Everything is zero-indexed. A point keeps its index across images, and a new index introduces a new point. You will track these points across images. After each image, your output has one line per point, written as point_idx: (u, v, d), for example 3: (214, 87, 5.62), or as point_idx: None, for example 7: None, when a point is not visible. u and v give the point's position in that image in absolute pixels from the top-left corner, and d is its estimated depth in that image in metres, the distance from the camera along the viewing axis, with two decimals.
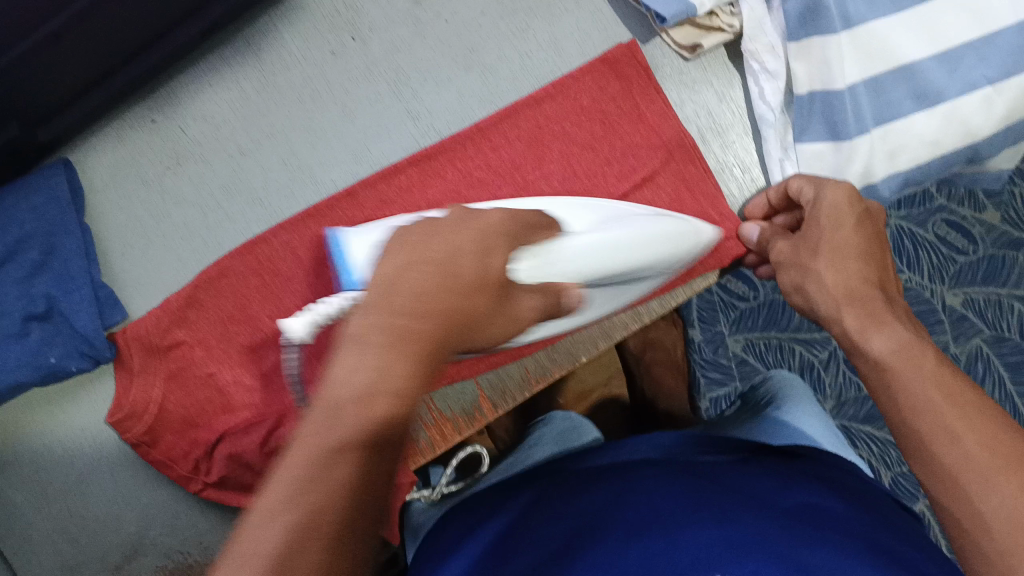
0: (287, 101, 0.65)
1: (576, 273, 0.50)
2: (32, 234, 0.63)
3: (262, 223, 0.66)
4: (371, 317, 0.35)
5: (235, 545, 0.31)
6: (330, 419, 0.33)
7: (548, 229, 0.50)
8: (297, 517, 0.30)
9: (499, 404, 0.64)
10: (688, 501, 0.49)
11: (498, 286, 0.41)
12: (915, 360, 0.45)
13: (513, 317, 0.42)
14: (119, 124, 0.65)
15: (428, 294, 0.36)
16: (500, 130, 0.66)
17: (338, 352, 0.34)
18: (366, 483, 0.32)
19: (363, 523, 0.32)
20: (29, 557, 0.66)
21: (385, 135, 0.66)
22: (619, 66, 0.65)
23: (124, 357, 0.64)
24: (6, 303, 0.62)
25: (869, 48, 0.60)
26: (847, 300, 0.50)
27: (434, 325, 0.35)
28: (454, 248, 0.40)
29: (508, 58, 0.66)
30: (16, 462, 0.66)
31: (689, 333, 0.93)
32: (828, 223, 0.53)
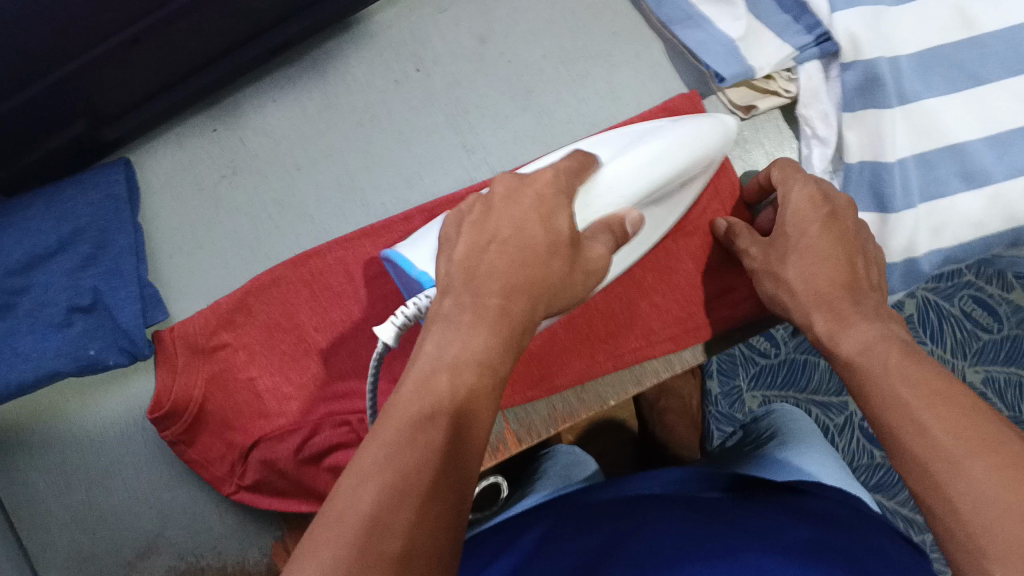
0: (347, 122, 0.68)
1: (621, 205, 0.50)
2: (86, 228, 0.65)
3: (310, 237, 0.67)
4: (461, 300, 0.42)
5: (327, 507, 0.32)
6: (419, 390, 0.37)
7: (590, 167, 0.50)
8: (393, 471, 0.32)
9: (524, 438, 0.64)
10: (693, 543, 0.48)
11: (569, 245, 0.45)
12: (879, 356, 0.43)
13: (588, 270, 0.46)
14: (181, 130, 0.68)
15: (510, 270, 0.42)
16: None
17: (428, 333, 0.41)
18: (451, 446, 0.34)
19: (460, 477, 0.34)
20: (44, 544, 0.66)
21: (438, 166, 0.67)
22: (680, 114, 0.64)
23: (167, 356, 0.64)
24: (53, 293, 0.63)
25: (922, 124, 0.61)
26: (816, 304, 0.50)
27: (522, 302, 0.42)
28: (521, 216, 0.44)
29: (566, 100, 0.67)
30: (43, 446, 0.67)
31: (707, 384, 0.94)
32: (796, 230, 0.54)
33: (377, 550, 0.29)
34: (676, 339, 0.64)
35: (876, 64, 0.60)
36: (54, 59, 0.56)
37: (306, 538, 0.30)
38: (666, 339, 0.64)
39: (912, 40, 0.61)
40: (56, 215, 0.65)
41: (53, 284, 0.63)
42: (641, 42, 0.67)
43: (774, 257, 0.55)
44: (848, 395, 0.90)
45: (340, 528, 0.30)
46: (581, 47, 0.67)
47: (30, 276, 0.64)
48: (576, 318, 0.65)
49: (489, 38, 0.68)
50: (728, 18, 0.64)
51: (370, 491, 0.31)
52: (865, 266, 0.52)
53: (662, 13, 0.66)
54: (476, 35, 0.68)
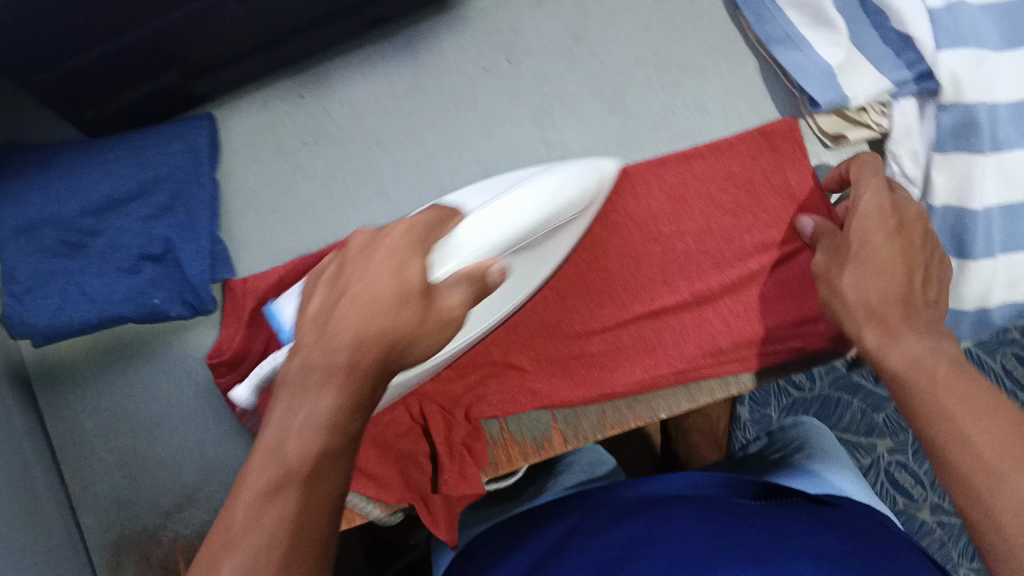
0: (430, 104, 0.68)
1: (488, 254, 0.48)
2: (166, 179, 0.65)
3: (383, 214, 0.67)
4: (311, 360, 0.41)
5: (245, 474, 0.37)
6: (275, 450, 0.37)
7: (449, 223, 0.48)
8: (277, 463, 0.37)
9: (569, 440, 0.64)
10: (722, 543, 0.49)
11: (422, 293, 0.44)
12: (923, 371, 0.44)
13: (442, 318, 0.45)
14: (268, 92, 0.69)
15: (359, 323, 0.42)
16: (643, 177, 0.66)
17: (280, 396, 0.40)
18: (318, 473, 0.37)
19: (324, 501, 0.37)
20: (85, 483, 0.68)
21: (518, 160, 0.67)
22: (776, 140, 0.65)
23: (239, 306, 0.65)
24: (127, 238, 0.64)
25: (1013, 173, 0.59)
26: (866, 317, 0.49)
27: (377, 347, 0.42)
28: (370, 271, 0.44)
29: (653, 108, 0.67)
30: (97, 386, 0.68)
31: (738, 410, 0.94)
32: (858, 238, 0.52)
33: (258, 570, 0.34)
34: (744, 360, 0.63)
35: (975, 109, 0.59)
36: (155, 8, 0.57)
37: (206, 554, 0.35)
38: (732, 359, 0.63)
39: (1012, 86, 0.58)
40: (136, 164, 0.66)
41: (128, 229, 0.65)
42: (735, 57, 0.67)
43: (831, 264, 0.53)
44: (878, 437, 0.87)
45: (231, 554, 0.34)
46: (674, 55, 0.67)
47: (106, 219, 0.65)
48: (641, 325, 0.65)
49: (583, 35, 0.68)
50: (829, 44, 0.64)
51: (252, 488, 0.36)
52: (923, 282, 0.51)
53: (762, 30, 0.65)
54: (571, 31, 0.68)
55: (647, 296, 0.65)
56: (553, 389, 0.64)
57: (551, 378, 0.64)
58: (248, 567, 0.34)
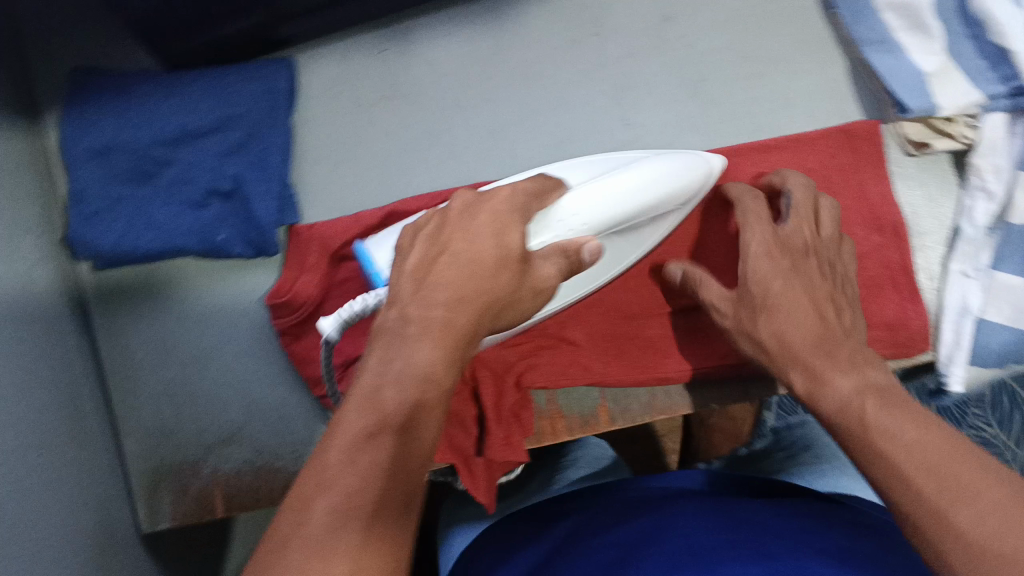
0: (512, 71, 0.67)
1: (580, 232, 0.50)
2: (243, 117, 0.66)
3: (452, 175, 0.67)
4: (408, 313, 0.43)
5: (340, 419, 0.37)
6: (366, 402, 0.38)
7: (554, 193, 0.50)
8: (379, 409, 0.38)
9: (617, 419, 0.65)
10: (729, 543, 0.48)
11: (519, 261, 0.45)
12: (855, 411, 0.44)
13: (538, 287, 0.47)
14: (351, 44, 0.69)
15: (459, 283, 0.43)
16: (721, 164, 0.65)
17: (374, 350, 0.41)
18: (402, 452, 0.37)
19: (406, 467, 0.36)
20: (131, 409, 0.69)
21: (591, 135, 0.67)
22: (857, 141, 0.64)
23: (302, 251, 0.65)
24: (198, 172, 0.65)
25: None
26: (793, 363, 0.49)
27: (466, 316, 0.43)
28: (472, 235, 0.46)
29: (737, 98, 0.66)
30: (152, 316, 0.69)
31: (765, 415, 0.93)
32: (758, 285, 0.53)
33: (343, 533, 0.33)
34: None
35: None
36: None
37: (284, 521, 0.34)
38: None
39: None
40: (214, 100, 0.66)
41: (200, 162, 0.65)
42: (825, 56, 0.66)
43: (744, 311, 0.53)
44: None
45: (312, 520, 0.33)
46: (763, 48, 0.67)
47: (178, 151, 0.65)
48: (701, 315, 0.64)
49: (673, 18, 0.67)
50: (925, 50, 0.62)
51: (343, 436, 0.36)
52: (842, 320, 0.51)
53: (856, 31, 0.64)
54: (661, 13, 0.67)
55: None
56: (607, 368, 0.64)
57: (605, 357, 0.64)
58: (346, 501, 0.34)
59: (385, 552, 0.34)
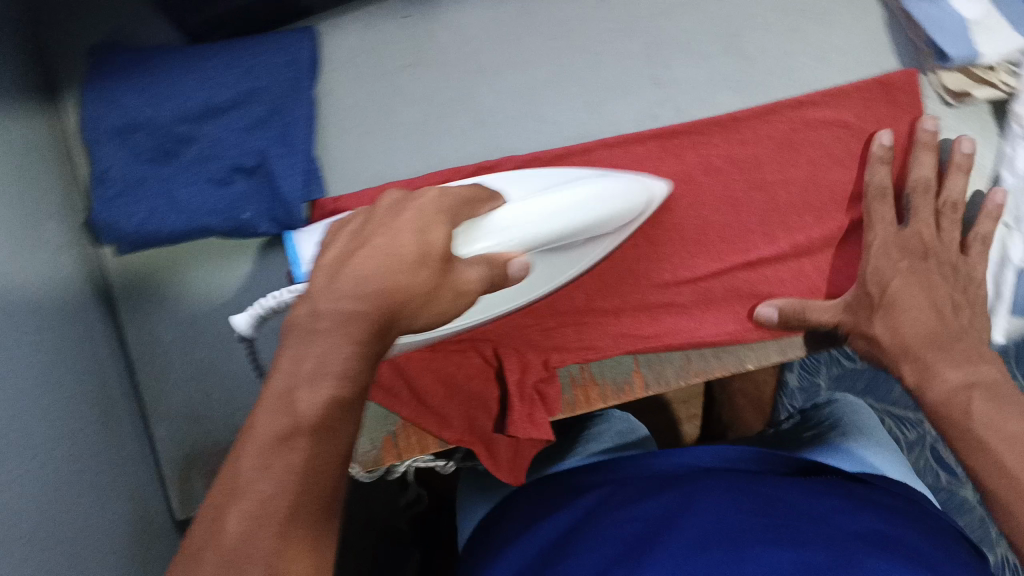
0: (540, 34, 0.66)
1: (525, 243, 0.48)
2: (265, 89, 0.64)
3: (481, 144, 0.66)
4: (318, 307, 0.40)
5: (253, 421, 0.36)
6: (281, 406, 0.35)
7: (489, 204, 0.48)
8: (291, 412, 0.35)
9: (652, 385, 0.63)
10: (764, 522, 0.49)
11: (441, 259, 0.43)
12: (965, 403, 0.52)
13: (459, 290, 0.44)
14: (372, 10, 0.67)
15: (380, 276, 0.41)
16: (751, 124, 0.63)
17: (286, 342, 0.38)
18: (318, 458, 0.35)
19: (323, 481, 0.35)
20: (159, 393, 0.68)
21: (623, 96, 0.65)
22: (896, 92, 0.63)
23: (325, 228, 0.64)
24: (223, 148, 0.63)
25: None
26: (903, 355, 0.57)
27: (375, 304, 0.40)
28: (393, 231, 0.43)
29: (771, 52, 0.64)
30: (177, 298, 0.67)
31: (785, 376, 0.91)
32: (876, 284, 0.59)
33: (246, 557, 0.31)
34: None
35: None
36: None
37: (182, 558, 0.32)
38: None
39: None
40: (236, 72, 0.64)
41: (224, 139, 0.63)
42: (861, 6, 0.65)
43: (863, 305, 0.59)
44: None
45: (205, 557, 0.32)
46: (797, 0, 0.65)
47: (200, 127, 0.63)
48: (734, 281, 0.63)
49: None
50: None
51: (258, 439, 0.35)
52: (954, 316, 0.58)
53: None
54: None
55: (738, 247, 0.63)
56: (637, 335, 0.62)
57: (634, 324, 0.63)
58: (256, 510, 0.33)
59: (309, 553, 0.33)
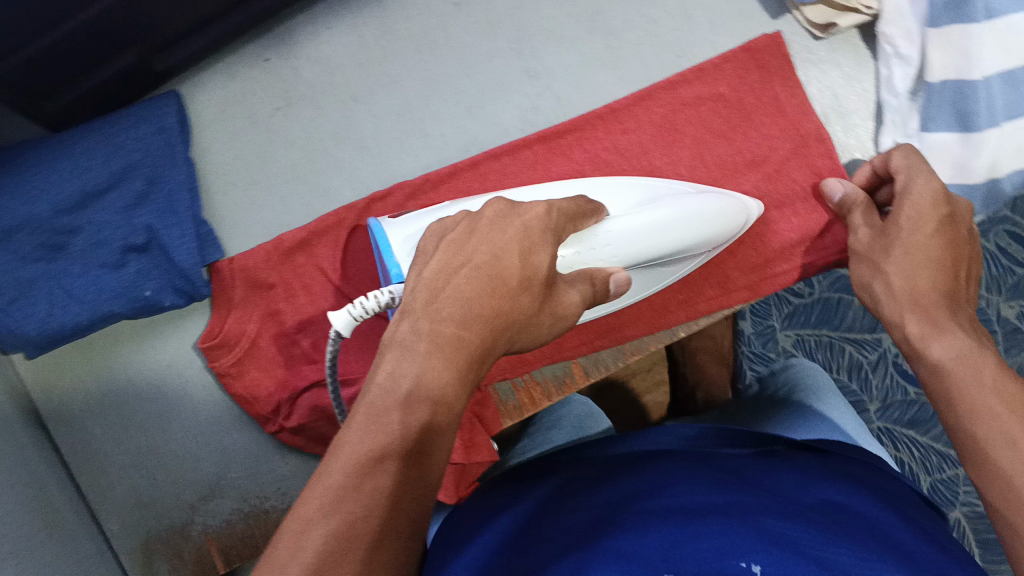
0: (404, 49, 0.65)
1: (613, 259, 0.49)
2: (138, 163, 0.62)
3: (370, 171, 0.65)
4: (420, 326, 0.37)
5: (343, 436, 0.33)
6: (370, 425, 0.33)
7: (591, 215, 0.48)
8: (384, 430, 0.33)
9: (591, 373, 0.63)
10: (727, 502, 0.48)
11: (545, 283, 0.40)
12: (970, 366, 0.43)
13: (559, 313, 0.41)
14: (231, 61, 0.65)
15: (474, 299, 0.37)
16: (630, 112, 0.63)
17: (383, 357, 0.36)
18: (405, 487, 0.32)
19: (401, 519, 0.32)
20: (103, 489, 0.66)
21: (500, 95, 0.64)
22: (762, 56, 0.63)
23: (226, 288, 0.63)
24: (107, 232, 0.61)
25: (1009, 41, 0.57)
26: (909, 305, 0.49)
27: (478, 330, 0.37)
28: (497, 245, 0.39)
29: (635, 22, 0.64)
30: (99, 390, 0.66)
31: (740, 324, 0.88)
32: (908, 223, 0.51)
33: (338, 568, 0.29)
34: (753, 287, 0.62)
35: None
36: None
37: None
38: (742, 288, 0.62)
39: None
40: (105, 152, 0.62)
41: (106, 222, 0.61)
42: None
43: (877, 244, 0.54)
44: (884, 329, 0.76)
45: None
46: None
47: (81, 215, 0.61)
48: None
49: None
50: None
51: (349, 453, 0.32)
52: (966, 274, 0.51)
53: None
54: None
55: None
56: (562, 342, 0.63)
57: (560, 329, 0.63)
58: (347, 529, 0.30)
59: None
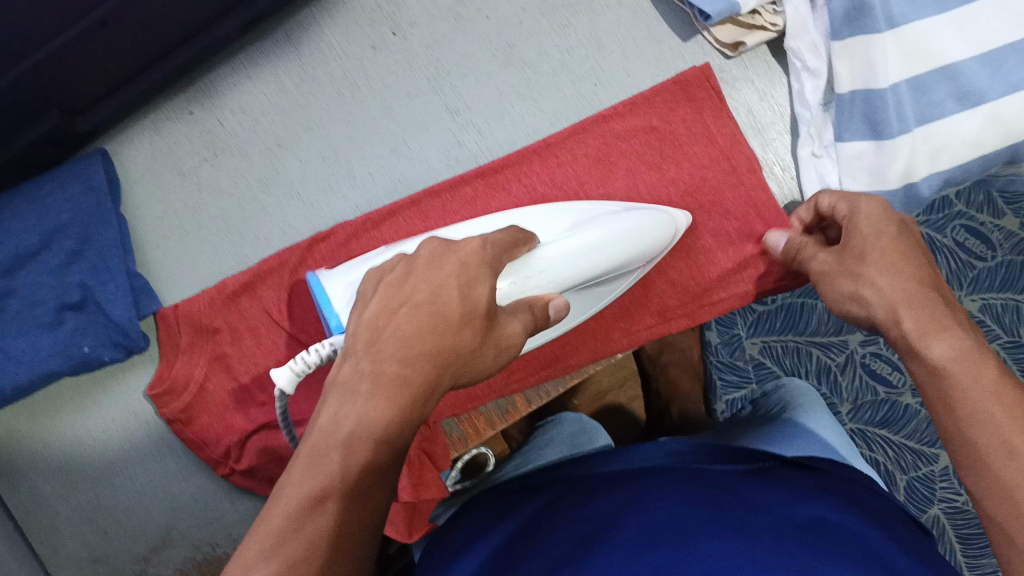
0: (325, 92, 0.66)
1: (550, 286, 0.49)
2: (70, 223, 0.63)
3: (299, 215, 0.66)
4: (361, 365, 0.37)
5: (285, 479, 0.34)
6: (313, 466, 0.34)
7: (524, 245, 0.48)
8: (326, 469, 0.34)
9: (534, 400, 0.65)
10: (710, 514, 0.46)
11: (485, 316, 0.40)
12: (973, 366, 0.41)
13: (501, 344, 0.42)
14: (157, 115, 0.66)
15: (416, 338, 0.38)
16: (564, 147, 0.65)
17: (328, 400, 0.37)
18: (346, 524, 0.33)
19: (350, 551, 0.33)
20: (55, 547, 0.66)
21: (423, 132, 0.66)
22: (691, 90, 0.64)
23: (172, 333, 0.64)
24: (41, 292, 0.62)
25: (913, 47, 0.59)
26: (902, 305, 0.45)
27: (423, 371, 0.38)
28: (436, 284, 0.40)
29: (550, 53, 0.65)
30: (45, 448, 0.66)
31: (705, 334, 0.83)
32: (872, 232, 0.49)
33: None
34: (693, 314, 0.65)
35: None
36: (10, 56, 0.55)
37: None
38: (683, 315, 0.65)
39: None
40: (37, 213, 0.62)
41: (39, 283, 0.62)
42: None
43: (841, 263, 0.50)
44: (849, 332, 0.79)
45: None
46: None
47: (15, 277, 0.62)
48: None
49: None
50: None
51: (294, 493, 0.33)
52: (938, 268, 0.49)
53: None
54: None
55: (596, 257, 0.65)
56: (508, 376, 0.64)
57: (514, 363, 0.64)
58: (286, 573, 0.31)
59: None
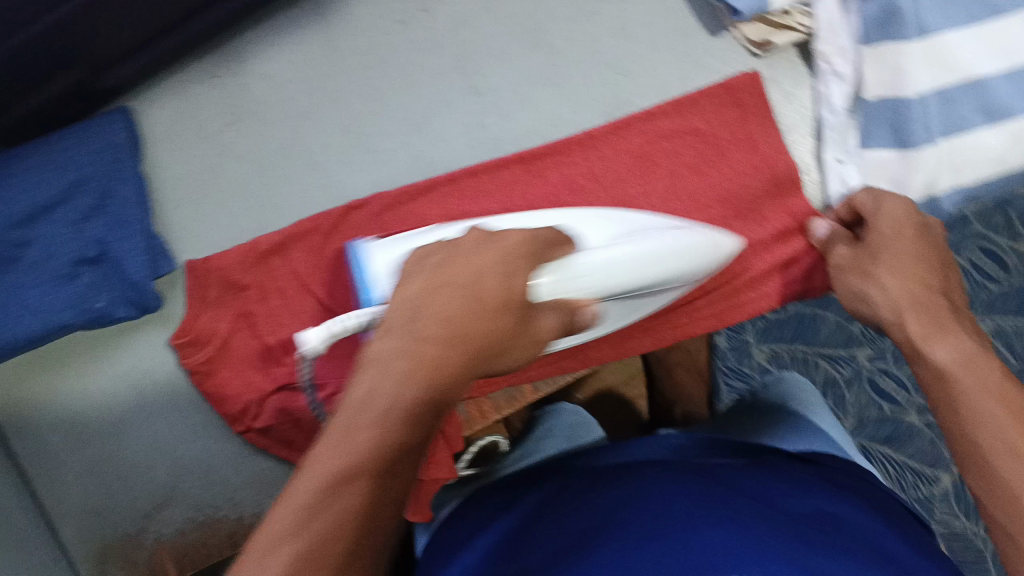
0: (350, 65, 0.66)
1: (595, 288, 0.49)
2: (90, 177, 0.63)
3: (318, 185, 0.66)
4: (398, 344, 0.37)
5: (315, 453, 0.34)
6: (344, 443, 0.34)
7: (565, 247, 0.48)
8: (358, 448, 0.34)
9: (540, 388, 0.69)
10: (710, 505, 0.46)
11: (520, 304, 0.41)
12: (976, 371, 0.42)
13: (536, 337, 0.43)
14: (182, 77, 0.67)
15: (460, 318, 0.38)
16: (607, 140, 0.64)
17: (362, 375, 0.36)
18: (373, 502, 0.34)
19: (380, 518, 0.35)
20: (59, 494, 0.67)
21: (445, 111, 0.66)
22: (741, 96, 0.64)
23: (198, 287, 0.65)
24: (58, 245, 0.62)
25: (939, 58, 0.58)
26: (910, 307, 0.47)
27: (457, 355, 0.37)
28: (477, 270, 0.41)
29: (577, 40, 0.66)
30: (52, 397, 0.66)
31: (715, 337, 0.84)
32: (889, 231, 0.52)
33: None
34: (721, 315, 0.65)
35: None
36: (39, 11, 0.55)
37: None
38: (711, 315, 0.65)
39: None
40: (54, 167, 0.62)
41: (58, 236, 0.62)
42: None
43: (862, 258, 0.53)
44: (855, 346, 0.71)
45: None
46: None
47: (32, 228, 0.62)
48: None
49: None
50: None
51: (324, 469, 0.34)
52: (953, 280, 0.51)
53: None
54: None
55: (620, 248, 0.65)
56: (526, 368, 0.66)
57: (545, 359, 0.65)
58: (308, 553, 0.32)
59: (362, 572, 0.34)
